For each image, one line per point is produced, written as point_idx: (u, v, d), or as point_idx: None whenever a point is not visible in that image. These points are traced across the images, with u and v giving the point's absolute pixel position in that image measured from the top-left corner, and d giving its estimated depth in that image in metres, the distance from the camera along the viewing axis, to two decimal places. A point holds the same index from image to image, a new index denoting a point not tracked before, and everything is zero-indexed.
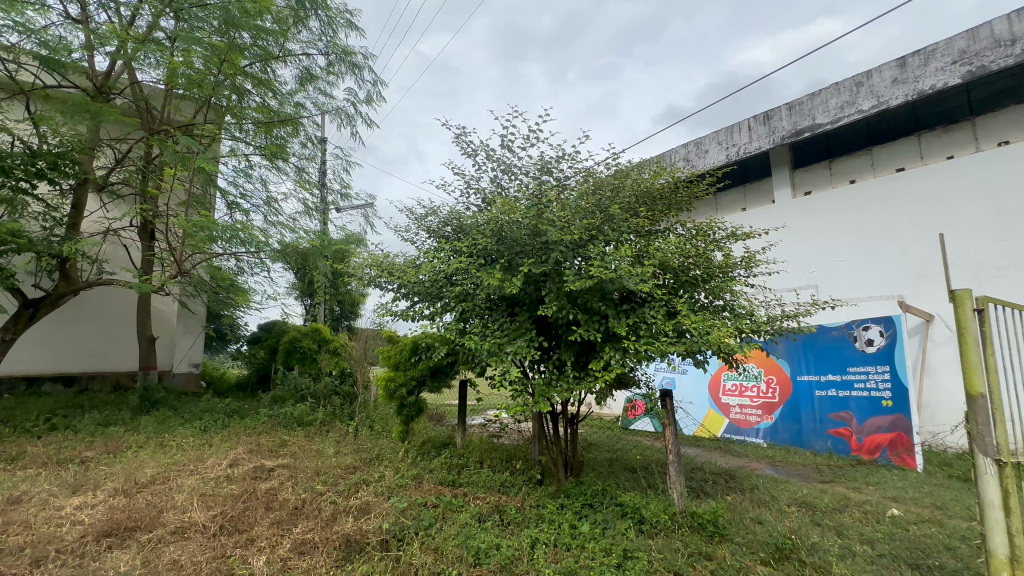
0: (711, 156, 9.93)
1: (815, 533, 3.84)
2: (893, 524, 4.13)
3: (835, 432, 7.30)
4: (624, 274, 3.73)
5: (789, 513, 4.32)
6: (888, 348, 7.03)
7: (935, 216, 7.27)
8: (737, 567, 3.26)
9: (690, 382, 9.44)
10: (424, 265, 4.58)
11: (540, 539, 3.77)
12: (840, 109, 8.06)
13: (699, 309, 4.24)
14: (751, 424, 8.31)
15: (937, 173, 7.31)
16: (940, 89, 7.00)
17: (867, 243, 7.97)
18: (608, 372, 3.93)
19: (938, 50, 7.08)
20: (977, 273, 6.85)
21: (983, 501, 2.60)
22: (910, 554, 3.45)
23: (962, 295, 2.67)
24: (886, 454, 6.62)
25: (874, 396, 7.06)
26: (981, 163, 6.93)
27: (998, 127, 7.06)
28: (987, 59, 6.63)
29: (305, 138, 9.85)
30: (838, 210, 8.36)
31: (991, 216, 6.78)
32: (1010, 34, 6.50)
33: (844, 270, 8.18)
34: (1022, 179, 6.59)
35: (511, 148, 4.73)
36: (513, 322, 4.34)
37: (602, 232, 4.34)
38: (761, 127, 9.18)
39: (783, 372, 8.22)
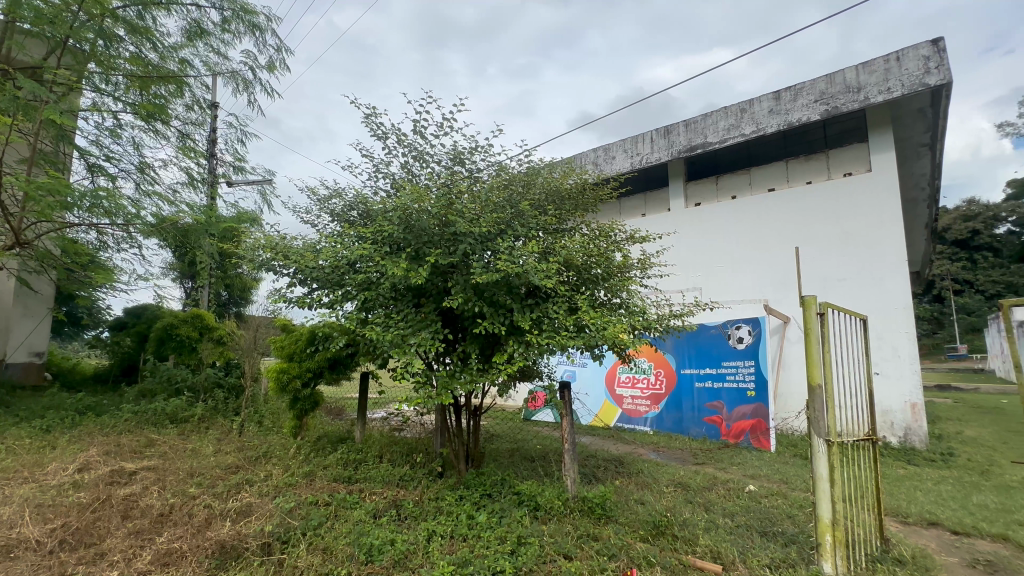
0: (617, 162, 10.53)
1: (687, 510, 4.27)
2: (749, 498, 4.73)
3: (709, 419, 8.20)
4: (530, 269, 3.83)
5: (667, 493, 4.77)
6: (754, 345, 8.03)
7: (795, 232, 8.43)
8: (620, 545, 3.52)
9: (589, 375, 9.98)
10: (324, 250, 4.31)
11: (436, 532, 3.76)
12: (727, 131, 8.98)
13: (598, 305, 4.50)
14: (640, 413, 9.05)
15: (799, 195, 8.47)
16: (805, 122, 8.10)
17: (743, 253, 9.00)
18: (512, 365, 4.01)
19: (804, 89, 8.18)
20: (824, 283, 8.05)
21: (815, 474, 3.08)
22: (759, 523, 3.99)
23: (809, 300, 3.14)
24: (748, 438, 7.61)
25: (741, 387, 8.02)
26: (831, 189, 8.15)
27: (845, 160, 8.35)
28: (840, 101, 7.79)
29: (191, 100, 8.73)
30: (721, 221, 9.33)
31: (836, 235, 8.02)
32: (857, 82, 7.70)
33: (723, 275, 9.18)
34: (859, 206, 7.87)
35: (424, 135, 4.63)
36: (418, 313, 4.25)
37: (512, 226, 4.40)
38: (661, 140, 9.91)
39: (669, 366, 9.00)
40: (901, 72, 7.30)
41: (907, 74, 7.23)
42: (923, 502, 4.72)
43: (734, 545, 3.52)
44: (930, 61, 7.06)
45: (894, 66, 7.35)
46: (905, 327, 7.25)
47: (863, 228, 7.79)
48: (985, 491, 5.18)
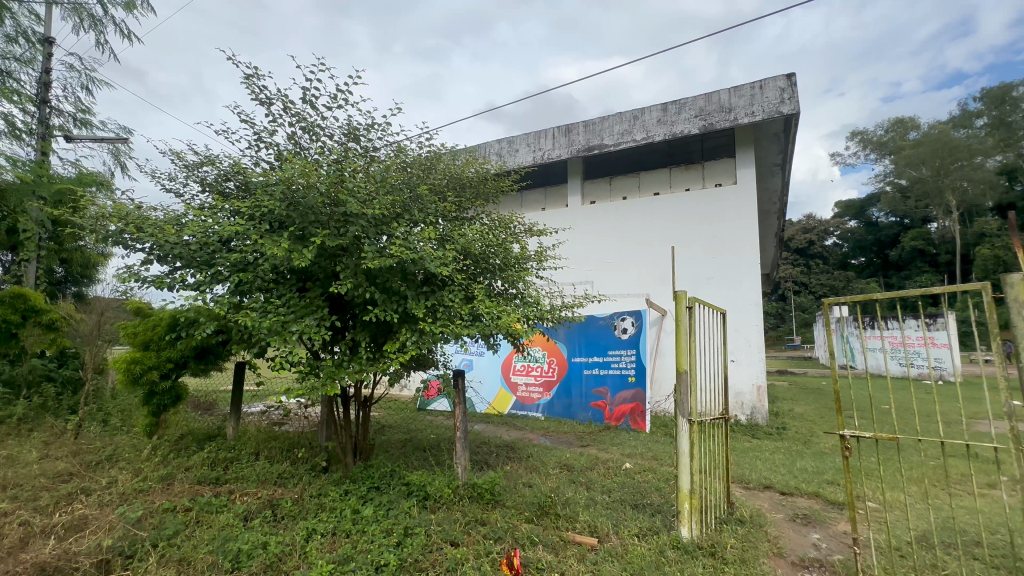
0: (520, 155, 10.71)
1: (569, 489, 4.54)
2: (625, 475, 5.17)
3: (594, 404, 8.79)
4: (426, 256, 3.75)
5: (553, 475, 5.03)
6: (635, 335, 8.75)
7: (674, 234, 9.33)
8: (506, 528, 3.62)
9: (486, 363, 10.11)
10: (190, 224, 3.79)
11: (316, 530, 3.55)
12: (621, 135, 9.59)
13: (494, 295, 4.55)
14: (533, 400, 9.40)
15: (678, 200, 9.36)
16: (686, 135, 8.94)
17: (629, 250, 9.74)
18: (404, 353, 3.89)
19: (687, 104, 9.01)
20: (695, 280, 9.01)
21: (679, 450, 3.48)
22: (632, 497, 4.37)
23: (680, 294, 3.51)
24: (627, 420, 8.31)
25: (622, 373, 8.71)
26: (704, 197, 9.14)
27: (716, 172, 9.39)
28: (715, 118, 8.71)
29: (13, 30, 7.09)
30: (612, 220, 9.98)
31: (706, 238, 9.01)
32: (729, 103, 8.66)
33: (612, 270, 9.85)
34: (725, 213, 8.93)
35: (314, 105, 4.27)
36: (302, 298, 3.94)
37: (409, 211, 4.26)
38: (562, 138, 10.28)
39: (561, 354, 9.45)
40: (763, 99, 8.37)
41: (767, 102, 8.32)
42: (761, 469, 5.55)
43: (609, 519, 3.81)
44: (785, 92, 8.20)
45: (758, 93, 8.40)
46: (755, 321, 8.41)
47: (728, 233, 8.86)
48: (805, 457, 6.25)
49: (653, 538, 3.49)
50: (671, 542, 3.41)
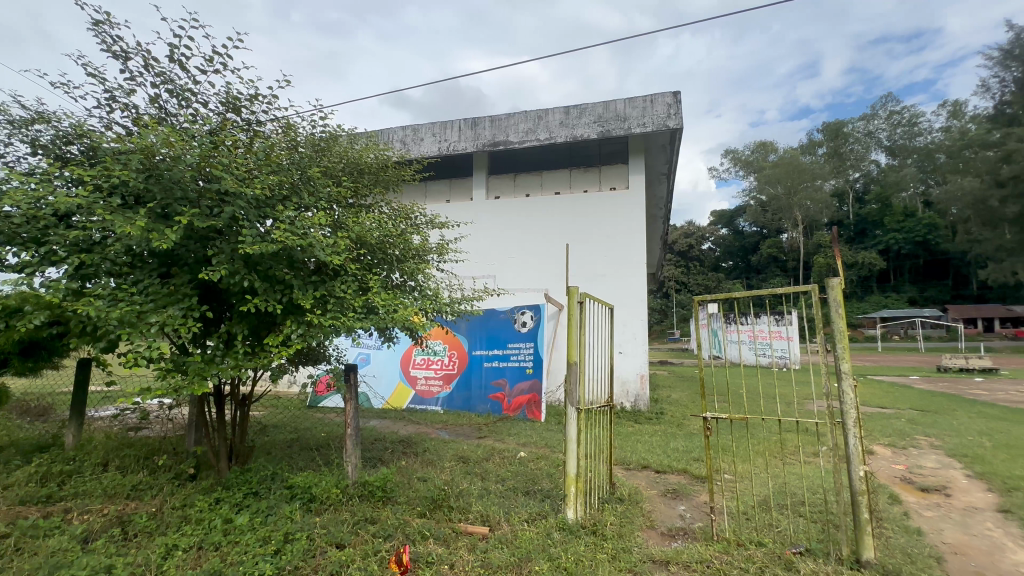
0: (425, 144, 10.45)
1: (464, 481, 4.59)
2: (519, 463, 5.36)
3: (493, 396, 8.94)
4: (317, 244, 3.52)
5: (448, 468, 5.04)
6: (534, 329, 9.06)
7: (571, 232, 9.79)
8: (397, 524, 3.54)
9: (384, 357, 9.79)
10: (11, 192, 3.12)
11: (178, 546, 3.16)
12: (526, 134, 9.80)
13: (391, 287, 4.41)
14: (432, 393, 9.30)
15: (576, 201, 9.85)
16: (586, 139, 9.42)
17: (531, 246, 10.03)
18: (288, 347, 3.61)
19: (587, 109, 9.49)
20: (589, 277, 9.57)
21: (567, 437, 3.68)
22: (524, 484, 4.53)
23: (573, 290, 3.71)
24: (524, 411, 8.61)
25: (521, 366, 8.97)
26: (600, 199, 9.72)
27: (611, 176, 10.03)
28: (611, 126, 9.28)
29: None
30: (515, 216, 10.20)
31: (600, 238, 9.60)
32: (624, 113, 9.28)
33: (514, 265, 10.08)
34: (618, 216, 9.58)
35: (183, 65, 3.74)
36: (164, 285, 3.46)
37: (298, 194, 3.95)
38: (468, 130, 10.22)
39: (462, 348, 9.45)
40: (653, 112, 9.10)
41: (656, 115, 9.06)
42: (640, 450, 6.09)
43: (500, 508, 3.91)
44: (672, 108, 9.00)
45: (648, 106, 9.10)
46: (640, 316, 9.17)
47: (619, 234, 9.52)
48: (677, 438, 6.99)
49: (541, 522, 3.66)
50: (557, 525, 3.60)
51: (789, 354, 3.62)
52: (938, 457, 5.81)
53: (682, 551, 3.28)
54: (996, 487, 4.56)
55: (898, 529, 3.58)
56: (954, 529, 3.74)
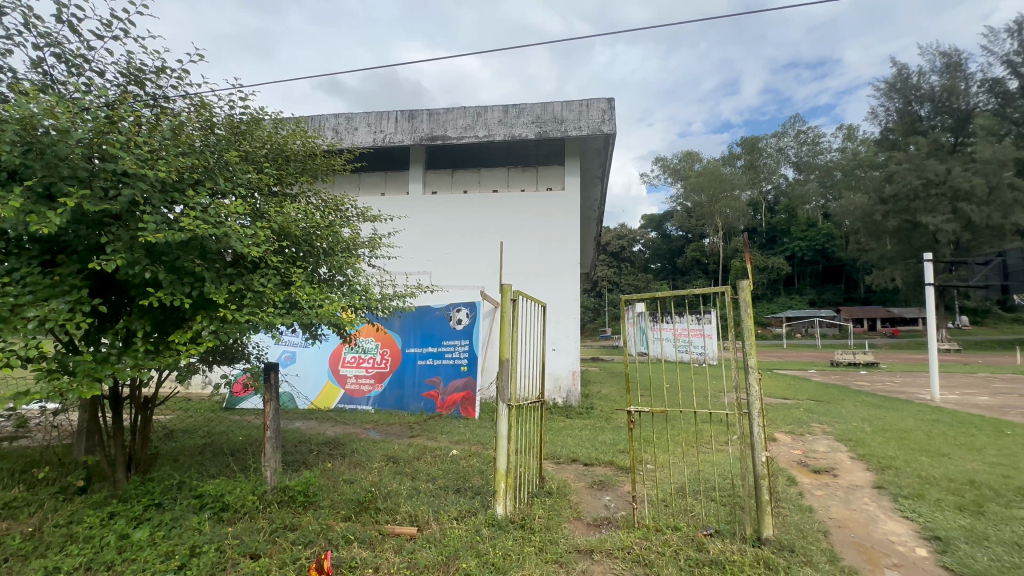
0: (359, 134, 10.05)
1: (393, 481, 4.48)
2: (451, 461, 5.32)
3: (427, 394, 8.81)
4: (232, 234, 3.27)
5: (378, 468, 4.89)
6: (469, 326, 9.04)
7: (507, 230, 9.88)
8: (319, 529, 3.39)
9: (311, 356, 9.32)
10: None
11: (59, 569, 2.81)
12: (464, 130, 9.73)
13: (317, 281, 4.20)
14: (363, 392, 9.00)
15: (514, 199, 9.94)
16: (524, 138, 9.52)
17: (467, 243, 9.99)
18: (198, 344, 3.33)
19: (526, 110, 9.59)
20: (524, 276, 9.71)
21: (497, 433, 3.71)
22: (455, 482, 4.51)
23: (506, 287, 3.75)
24: (458, 408, 8.56)
25: (455, 363, 8.91)
26: (537, 199, 9.88)
27: (548, 177, 10.22)
28: (548, 127, 9.44)
29: None
30: (452, 212, 10.10)
31: (536, 237, 9.77)
32: (561, 115, 9.47)
33: (450, 261, 9.99)
34: (553, 216, 9.78)
35: (75, 28, 3.33)
36: (47, 275, 3.06)
37: (212, 179, 3.65)
38: (405, 123, 9.96)
39: (396, 345, 9.22)
40: (588, 117, 9.37)
41: (591, 120, 9.34)
42: (570, 445, 6.27)
43: (430, 507, 3.86)
44: (606, 114, 9.31)
45: (584, 110, 9.37)
46: (572, 313, 9.43)
47: (554, 234, 9.73)
48: (606, 432, 7.28)
49: (470, 519, 3.66)
50: (487, 521, 3.62)
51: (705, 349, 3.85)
52: (828, 442, 6.52)
53: (605, 540, 3.41)
54: (873, 467, 5.20)
55: (793, 507, 3.97)
56: (838, 505, 4.21)
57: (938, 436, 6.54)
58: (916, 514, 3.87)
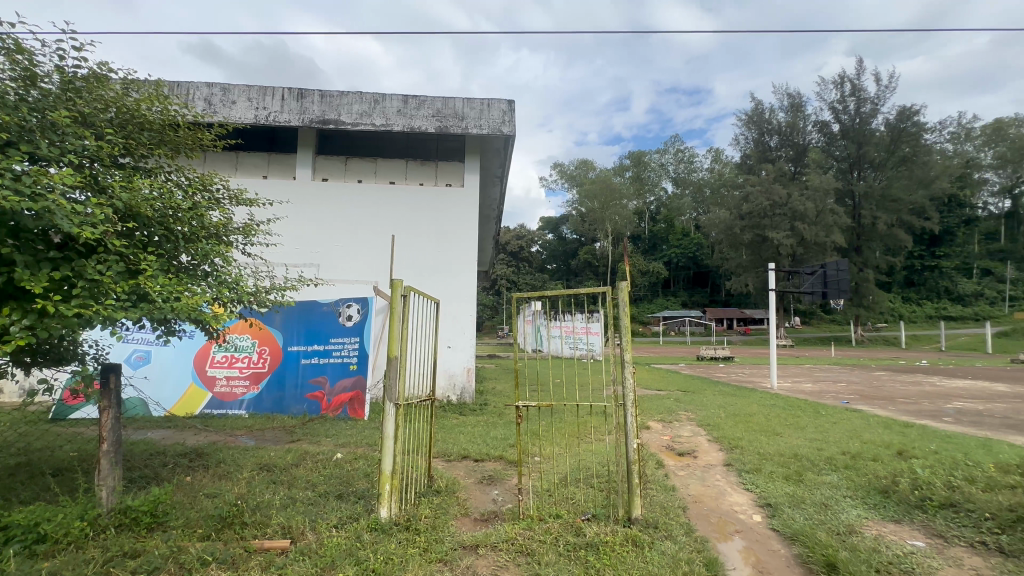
0: (237, 109, 9.01)
1: (265, 492, 4.09)
2: (334, 465, 5.01)
3: (311, 395, 8.21)
4: (56, 209, 2.71)
5: (249, 479, 4.44)
6: (360, 323, 8.61)
7: (404, 225, 9.61)
8: (170, 553, 2.97)
9: (170, 356, 8.16)
10: None
11: None
12: (360, 116, 9.22)
13: (174, 271, 3.67)
14: (235, 396, 8.10)
15: (411, 193, 9.69)
16: (423, 132, 9.31)
17: (361, 235, 9.51)
18: (5, 343, 2.72)
19: (426, 102, 9.38)
20: (420, 272, 9.53)
21: (384, 433, 3.58)
22: (338, 488, 4.25)
23: (396, 283, 3.63)
24: (345, 409, 8.11)
25: (344, 362, 8.43)
26: (435, 195, 9.75)
27: (447, 173, 10.13)
28: (449, 123, 9.35)
29: None
30: (344, 202, 9.54)
31: (434, 233, 9.63)
32: (462, 112, 9.43)
33: (341, 254, 9.42)
34: (452, 213, 9.73)
35: None
36: None
37: (28, 143, 3.01)
38: (292, 102, 9.15)
39: (276, 343, 8.45)
40: (489, 116, 9.46)
41: (492, 119, 9.44)
42: (462, 442, 6.27)
43: (306, 516, 3.60)
44: (506, 115, 9.47)
45: (485, 109, 9.43)
46: (468, 311, 9.47)
47: (452, 231, 9.68)
48: (497, 427, 7.41)
49: (351, 525, 3.48)
50: (369, 525, 3.47)
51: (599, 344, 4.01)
52: (691, 427, 7.34)
53: (490, 534, 3.47)
54: (724, 447, 5.97)
55: (660, 487, 4.40)
56: (696, 482, 4.76)
57: (774, 418, 7.71)
58: (754, 485, 4.53)
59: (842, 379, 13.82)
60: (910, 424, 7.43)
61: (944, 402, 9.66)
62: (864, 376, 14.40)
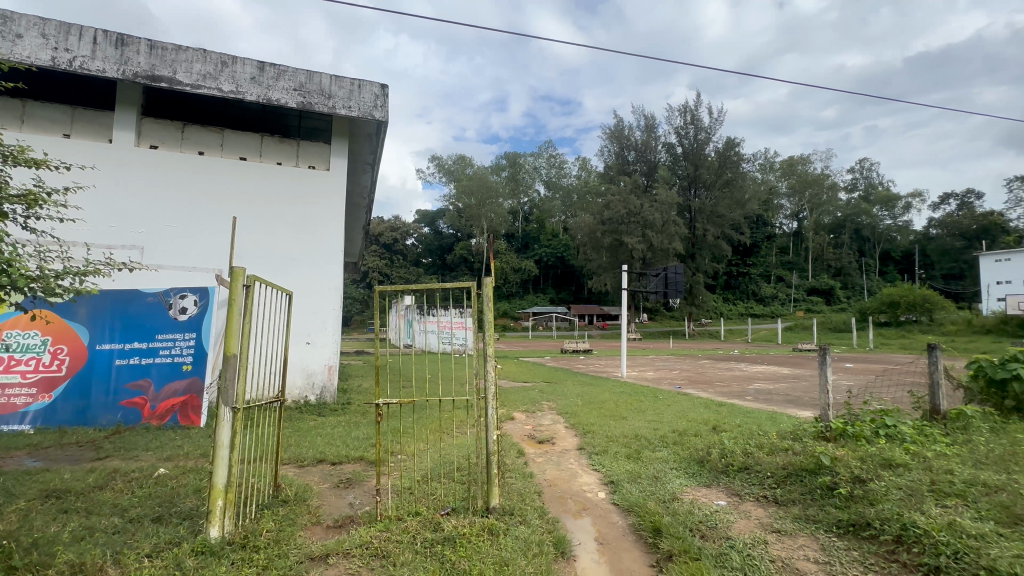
0: (24, 45, 7.11)
1: (49, 525, 3.29)
2: (155, 484, 4.24)
3: (128, 403, 6.89)
4: None
5: (26, 511, 3.53)
6: (198, 316, 7.43)
7: (256, 207, 8.61)
8: None
9: None
10: None
11: None
12: (202, 78, 7.94)
13: None
14: (16, 408, 6.45)
15: (266, 172, 8.72)
16: (282, 105, 8.40)
17: (200, 216, 8.23)
18: None
19: (287, 73, 8.47)
20: (276, 261, 8.63)
21: (217, 443, 3.12)
22: (158, 509, 3.62)
23: (237, 271, 3.20)
24: (174, 416, 6.99)
25: (175, 361, 7.21)
26: (296, 176, 8.93)
27: (311, 154, 9.30)
28: (313, 99, 8.58)
29: None
30: (180, 176, 8.17)
31: (294, 219, 8.82)
32: (329, 90, 8.72)
33: (173, 237, 8.05)
34: (315, 197, 9.01)
35: None
36: None
37: None
38: (109, 48, 7.52)
39: (79, 341, 6.91)
40: (359, 98, 8.89)
41: (363, 102, 8.90)
42: (318, 445, 5.82)
43: (108, 549, 2.99)
44: (378, 100, 8.99)
45: (355, 90, 8.83)
46: (332, 304, 8.87)
47: (314, 217, 8.96)
48: (360, 427, 7.04)
49: (169, 552, 2.98)
50: (194, 549, 3.01)
51: (469, 340, 3.81)
52: (552, 416, 7.83)
53: (342, 541, 3.26)
54: (579, 433, 6.48)
55: (518, 475, 4.60)
56: (552, 467, 5.08)
57: (622, 404, 8.60)
58: (601, 465, 5.00)
59: (676, 368, 16.02)
60: (724, 403, 8.90)
61: (746, 384, 11.78)
62: (693, 365, 16.91)
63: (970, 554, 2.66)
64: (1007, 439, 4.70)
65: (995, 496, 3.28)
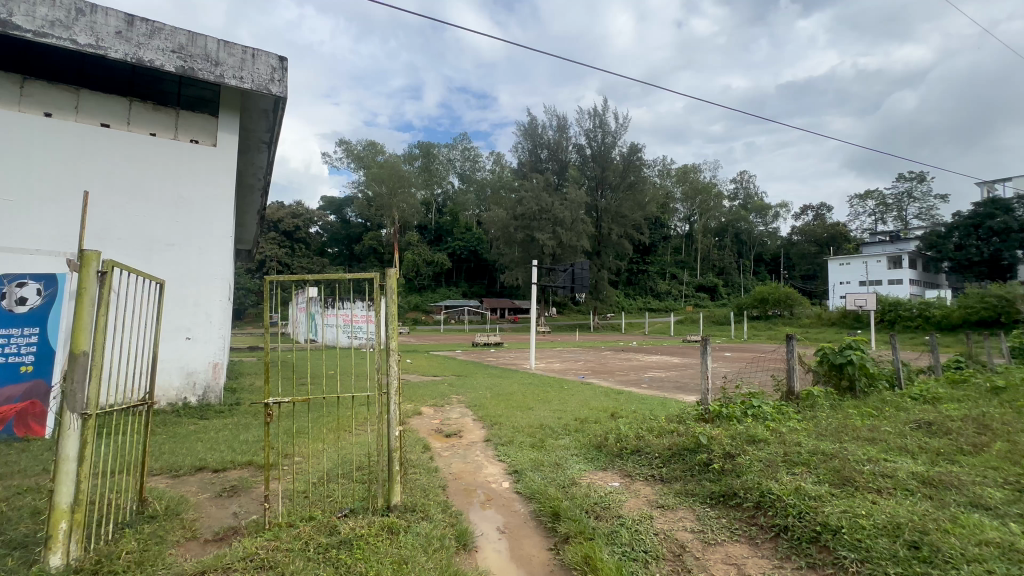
0: None
1: None
2: None
3: None
4: None
5: None
6: (42, 308, 6.23)
7: (123, 183, 7.50)
8: None
9: None
10: None
11: None
12: (47, 24, 6.62)
13: None
14: None
15: (137, 143, 7.65)
16: (157, 68, 7.36)
17: (45, 189, 6.93)
18: None
19: (163, 32, 7.43)
20: (148, 246, 7.61)
21: (60, 456, 2.66)
22: None
23: (90, 255, 2.74)
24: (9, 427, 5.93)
25: (8, 362, 5.99)
26: (174, 151, 7.96)
27: (193, 127, 8.29)
28: (196, 65, 7.64)
29: None
30: (18, 139, 6.80)
31: (171, 198, 7.86)
32: (216, 56, 7.82)
33: (8, 212, 6.68)
34: (197, 176, 8.12)
35: None
36: None
37: None
38: None
39: None
40: (253, 69, 8.07)
41: (257, 74, 8.09)
42: (199, 451, 5.23)
43: None
44: (276, 73, 8.23)
45: (248, 60, 8.00)
46: (219, 296, 8.06)
47: (197, 198, 8.07)
48: (250, 429, 6.46)
49: None
50: None
51: (375, 335, 3.59)
52: (461, 409, 7.83)
53: (223, 554, 2.96)
54: (486, 425, 6.54)
55: (422, 471, 4.52)
56: (458, 461, 5.07)
57: (529, 395, 8.85)
58: (506, 456, 5.10)
59: (581, 359, 16.86)
60: (622, 391, 9.54)
61: (641, 373, 12.77)
62: (596, 356, 17.90)
63: (810, 512, 3.12)
64: (841, 414, 5.60)
65: (830, 462, 3.88)
